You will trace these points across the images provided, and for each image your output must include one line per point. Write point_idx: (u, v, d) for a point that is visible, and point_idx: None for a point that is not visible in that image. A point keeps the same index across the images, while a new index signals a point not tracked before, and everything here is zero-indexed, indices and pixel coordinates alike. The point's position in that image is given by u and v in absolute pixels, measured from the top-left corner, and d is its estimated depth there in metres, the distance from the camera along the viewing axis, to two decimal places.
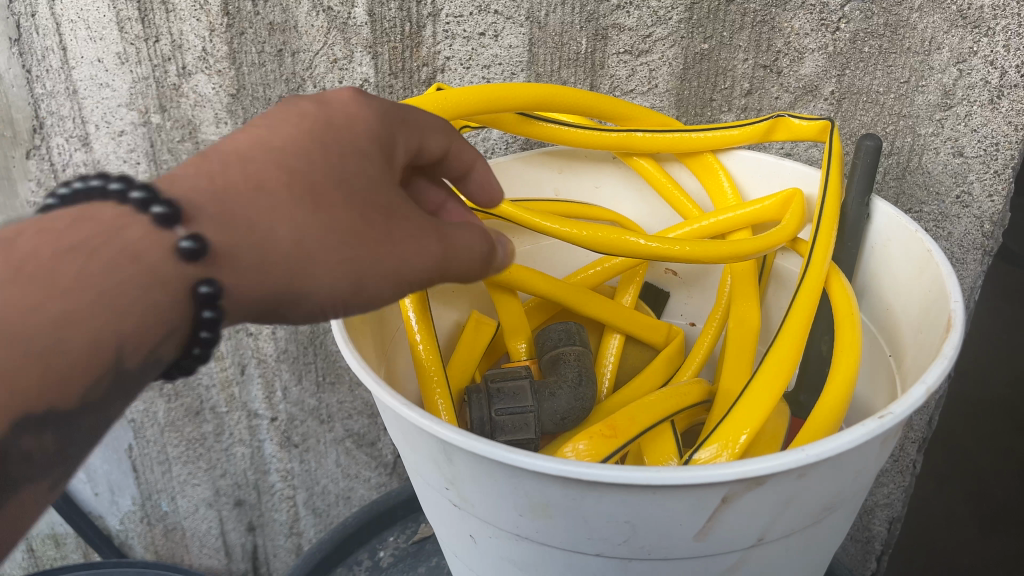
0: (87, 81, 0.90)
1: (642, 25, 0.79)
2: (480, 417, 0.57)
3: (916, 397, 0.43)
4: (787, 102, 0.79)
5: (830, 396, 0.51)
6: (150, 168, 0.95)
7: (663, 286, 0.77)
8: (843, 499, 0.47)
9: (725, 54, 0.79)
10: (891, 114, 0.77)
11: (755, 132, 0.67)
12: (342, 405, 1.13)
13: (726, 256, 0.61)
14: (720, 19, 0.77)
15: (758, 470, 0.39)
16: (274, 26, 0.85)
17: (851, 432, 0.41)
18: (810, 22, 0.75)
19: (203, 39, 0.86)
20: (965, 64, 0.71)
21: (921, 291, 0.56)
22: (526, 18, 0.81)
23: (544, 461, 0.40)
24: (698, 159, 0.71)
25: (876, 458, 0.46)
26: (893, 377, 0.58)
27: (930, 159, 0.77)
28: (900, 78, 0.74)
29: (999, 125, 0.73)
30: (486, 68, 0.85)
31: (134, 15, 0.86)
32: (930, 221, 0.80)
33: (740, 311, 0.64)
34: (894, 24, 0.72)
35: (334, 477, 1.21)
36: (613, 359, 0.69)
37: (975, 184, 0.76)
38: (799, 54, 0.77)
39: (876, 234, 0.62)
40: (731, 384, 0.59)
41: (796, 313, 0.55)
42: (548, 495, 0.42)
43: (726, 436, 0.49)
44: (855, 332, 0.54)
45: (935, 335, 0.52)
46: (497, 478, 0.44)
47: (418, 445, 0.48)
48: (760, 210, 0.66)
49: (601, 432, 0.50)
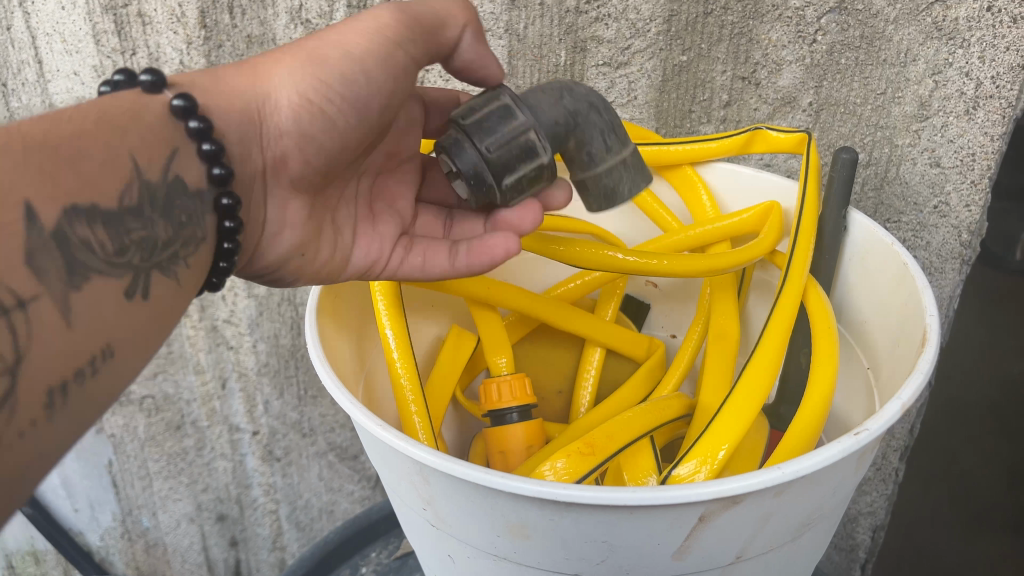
0: (63, 95, 0.91)
1: (620, 37, 0.79)
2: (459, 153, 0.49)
3: (891, 413, 0.43)
4: (765, 113, 0.80)
5: (808, 412, 0.51)
6: None
7: (645, 299, 0.77)
8: (821, 515, 0.47)
9: (704, 66, 0.79)
10: (869, 125, 0.77)
11: (733, 144, 0.67)
12: (324, 419, 1.11)
13: (704, 270, 0.61)
14: (698, 31, 0.77)
15: (734, 489, 0.39)
16: (252, 39, 0.85)
17: (826, 450, 0.41)
18: (787, 34, 0.75)
19: (180, 52, 0.86)
20: (940, 75, 0.71)
21: (898, 305, 0.56)
22: (505, 31, 0.81)
23: (519, 482, 0.39)
24: (677, 172, 0.71)
25: (853, 474, 0.46)
26: (871, 390, 0.59)
27: (907, 169, 0.78)
28: (876, 89, 0.75)
29: (975, 135, 0.73)
30: (466, 80, 0.85)
31: (110, 29, 0.86)
32: (908, 230, 0.81)
33: (720, 324, 0.64)
34: (870, 36, 0.72)
35: (318, 491, 1.20)
36: (594, 372, 0.69)
37: (952, 195, 0.76)
38: (777, 65, 0.77)
39: (853, 247, 0.62)
40: (711, 398, 0.59)
41: (774, 328, 0.54)
42: (526, 516, 0.42)
43: (704, 451, 0.49)
44: (831, 347, 0.54)
45: (912, 350, 0.52)
46: (474, 499, 0.43)
47: (394, 465, 0.48)
48: (738, 223, 0.66)
49: (579, 450, 0.50)
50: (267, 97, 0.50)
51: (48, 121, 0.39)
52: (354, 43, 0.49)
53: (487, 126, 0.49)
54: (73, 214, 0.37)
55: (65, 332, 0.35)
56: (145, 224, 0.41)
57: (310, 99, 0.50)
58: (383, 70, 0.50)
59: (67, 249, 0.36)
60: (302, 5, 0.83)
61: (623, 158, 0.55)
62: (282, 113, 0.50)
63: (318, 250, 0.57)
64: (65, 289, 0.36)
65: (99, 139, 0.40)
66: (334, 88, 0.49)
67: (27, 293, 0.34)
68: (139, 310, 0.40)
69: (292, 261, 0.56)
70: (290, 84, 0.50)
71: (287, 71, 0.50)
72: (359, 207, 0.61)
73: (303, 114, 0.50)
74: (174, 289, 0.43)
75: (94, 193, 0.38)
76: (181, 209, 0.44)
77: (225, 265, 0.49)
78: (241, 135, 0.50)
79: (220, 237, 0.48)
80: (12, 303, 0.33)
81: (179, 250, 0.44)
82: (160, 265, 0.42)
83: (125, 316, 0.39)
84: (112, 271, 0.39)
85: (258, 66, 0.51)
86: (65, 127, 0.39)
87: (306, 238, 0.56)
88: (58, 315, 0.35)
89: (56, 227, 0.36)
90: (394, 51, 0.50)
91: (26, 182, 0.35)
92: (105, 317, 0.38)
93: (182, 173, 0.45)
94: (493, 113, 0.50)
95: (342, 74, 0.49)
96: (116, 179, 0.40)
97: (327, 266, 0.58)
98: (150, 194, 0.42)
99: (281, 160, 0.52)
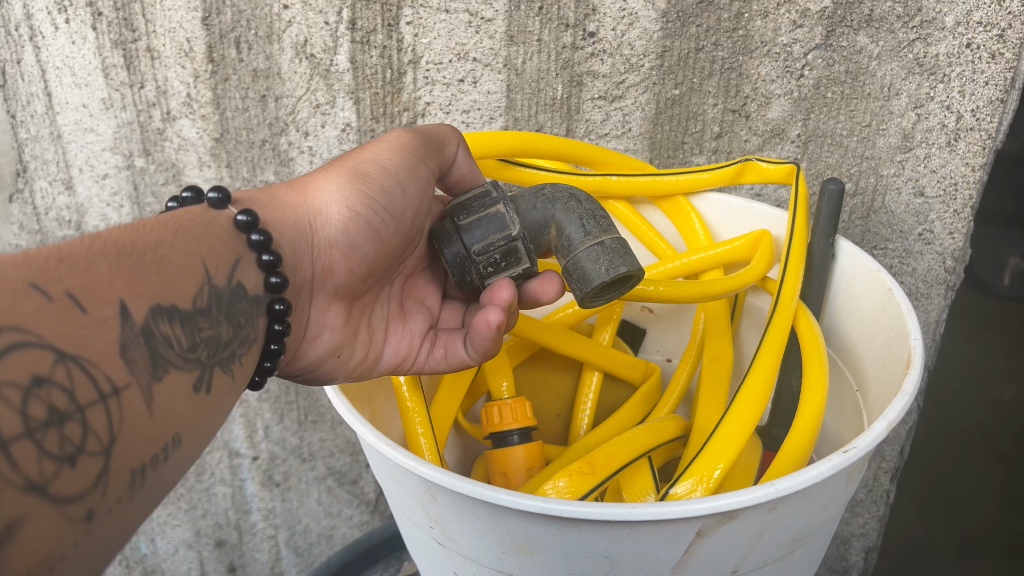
0: (71, 126, 0.93)
1: (615, 71, 0.82)
2: (448, 253, 0.56)
3: (878, 432, 0.45)
4: (755, 144, 0.82)
5: (799, 432, 0.53)
6: (133, 211, 0.99)
7: (641, 324, 0.79)
8: (813, 530, 0.49)
9: (696, 100, 0.81)
10: (855, 156, 0.80)
11: (725, 175, 0.69)
12: (324, 444, 1.12)
13: (699, 296, 0.63)
14: (691, 66, 0.79)
15: (730, 504, 0.41)
16: (258, 73, 0.87)
17: (816, 467, 0.43)
18: (775, 69, 0.78)
19: (188, 86, 0.89)
20: (922, 109, 0.75)
21: (884, 329, 0.59)
22: (504, 66, 0.84)
23: (525, 499, 0.41)
24: (671, 202, 0.73)
25: (844, 491, 0.48)
26: (859, 411, 0.61)
27: (892, 199, 0.80)
28: (862, 121, 0.78)
29: (957, 166, 0.77)
30: (466, 112, 0.87)
31: (120, 63, 0.88)
32: (895, 257, 0.83)
33: (714, 348, 0.66)
34: (855, 71, 0.75)
35: (316, 516, 1.20)
36: (592, 395, 0.70)
37: (936, 223, 0.80)
38: (766, 99, 0.79)
39: (841, 273, 0.64)
40: (706, 419, 0.61)
41: (766, 352, 0.57)
42: (531, 532, 0.44)
43: (701, 470, 0.51)
44: (822, 369, 0.57)
45: (898, 371, 0.54)
46: (480, 516, 0.45)
47: (402, 484, 0.50)
48: (731, 250, 0.69)
49: (581, 469, 0.52)
50: (316, 209, 0.52)
51: (135, 230, 0.41)
52: (389, 162, 0.55)
53: (474, 234, 0.55)
54: (157, 311, 0.39)
55: (148, 420, 0.37)
56: (213, 324, 0.43)
57: (357, 214, 0.53)
58: (413, 184, 0.55)
59: (152, 344, 0.38)
60: (307, 41, 0.85)
61: (601, 240, 0.54)
62: (331, 226, 0.52)
63: (353, 353, 0.57)
64: (149, 379, 0.37)
65: (179, 248, 0.43)
66: (379, 202, 0.53)
67: (119, 382, 0.36)
68: (205, 404, 0.41)
69: (328, 364, 0.56)
70: (339, 198, 0.53)
71: (334, 186, 0.53)
72: (390, 306, 0.62)
73: (351, 226, 0.53)
74: (231, 385, 0.43)
75: (174, 293, 0.40)
76: (241, 312, 0.46)
77: (269, 364, 0.49)
78: (294, 248, 0.51)
79: (269, 338, 0.48)
80: (107, 391, 0.35)
81: (237, 349, 0.45)
82: (222, 362, 0.43)
83: (199, 409, 0.40)
84: (187, 365, 0.40)
85: (304, 183, 0.54)
86: (150, 236, 0.42)
87: (343, 340, 0.56)
88: (142, 405, 0.37)
89: (143, 323, 0.38)
90: (419, 167, 0.56)
91: (119, 281, 0.38)
92: (181, 404, 0.39)
93: (243, 281, 0.46)
94: (481, 221, 0.55)
95: (383, 190, 0.53)
96: (191, 282, 0.42)
97: (356, 368, 0.58)
98: (217, 297, 0.44)
99: (328, 270, 0.53)
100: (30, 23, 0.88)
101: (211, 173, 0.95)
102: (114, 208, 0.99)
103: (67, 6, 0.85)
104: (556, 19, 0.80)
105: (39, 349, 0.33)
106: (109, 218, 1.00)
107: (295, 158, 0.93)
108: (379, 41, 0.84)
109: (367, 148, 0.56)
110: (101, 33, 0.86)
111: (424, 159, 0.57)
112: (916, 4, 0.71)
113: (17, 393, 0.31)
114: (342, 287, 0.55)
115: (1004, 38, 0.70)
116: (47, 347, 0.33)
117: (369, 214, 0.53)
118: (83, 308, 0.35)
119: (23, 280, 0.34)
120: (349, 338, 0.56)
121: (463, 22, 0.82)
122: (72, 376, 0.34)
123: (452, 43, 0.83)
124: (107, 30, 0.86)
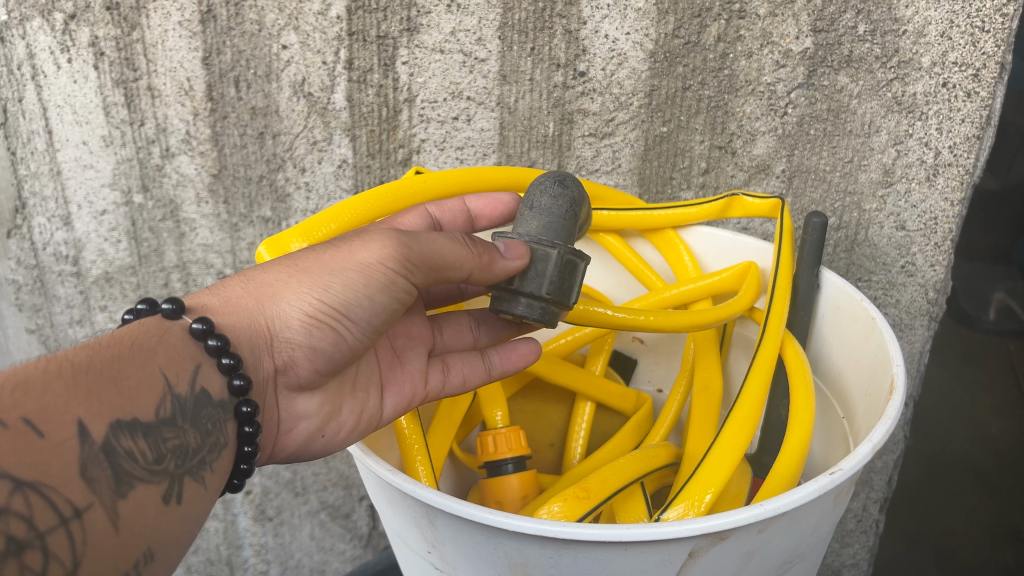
0: (71, 163, 0.95)
1: (605, 110, 0.84)
2: (538, 311, 0.52)
3: (863, 454, 0.46)
4: (742, 179, 0.84)
5: (787, 458, 0.54)
6: (130, 246, 1.00)
7: (632, 355, 0.81)
8: (803, 552, 0.50)
9: (683, 136, 0.84)
10: (838, 191, 0.82)
11: (712, 210, 0.72)
12: (316, 477, 1.12)
13: (688, 326, 0.65)
14: (678, 104, 0.82)
15: (721, 525, 0.42)
16: (256, 111, 0.90)
17: (804, 488, 0.44)
18: (760, 107, 0.80)
19: (187, 123, 0.91)
20: (902, 145, 0.78)
21: (869, 357, 0.60)
22: (497, 104, 0.86)
23: (521, 521, 0.42)
24: (660, 235, 0.75)
25: (831, 513, 0.49)
26: (846, 437, 0.62)
27: (875, 233, 0.82)
28: (844, 157, 0.80)
29: (936, 201, 0.79)
30: (460, 149, 0.90)
31: (120, 101, 0.90)
32: (879, 289, 0.85)
33: (704, 377, 0.68)
34: (836, 109, 0.78)
35: (308, 551, 1.19)
36: (585, 425, 0.71)
37: (918, 256, 0.82)
38: (752, 135, 0.82)
39: (826, 303, 0.66)
40: (696, 446, 0.62)
41: (754, 380, 0.58)
42: (527, 555, 0.45)
43: (692, 495, 0.52)
44: (808, 396, 0.58)
45: (882, 397, 0.56)
46: (477, 540, 0.46)
47: (400, 509, 0.50)
48: (718, 282, 0.71)
49: (576, 494, 0.53)
50: (273, 314, 0.50)
51: (93, 347, 0.43)
52: (356, 266, 0.50)
53: (562, 287, 0.52)
54: (118, 428, 0.40)
55: (113, 537, 0.39)
56: (179, 432, 0.44)
57: (317, 318, 0.50)
58: (389, 287, 0.51)
59: (113, 459, 0.40)
60: (304, 79, 0.87)
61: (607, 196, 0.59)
62: (290, 330, 0.50)
63: (343, 426, 0.57)
64: (111, 497, 0.39)
65: (137, 360, 0.44)
66: (340, 310, 0.50)
67: (80, 503, 0.38)
68: (174, 513, 0.43)
69: (317, 443, 0.57)
70: (297, 305, 0.50)
71: (291, 291, 0.50)
72: (380, 359, 0.61)
73: (312, 330, 0.50)
74: (201, 493, 0.45)
75: (134, 407, 0.42)
76: (208, 417, 0.47)
77: (246, 465, 0.50)
78: (254, 350, 0.50)
79: (241, 441, 0.49)
80: (68, 514, 0.37)
81: (206, 457, 0.46)
82: (191, 470, 0.45)
83: (168, 518, 0.42)
84: (153, 477, 0.42)
85: (266, 285, 0.51)
86: (106, 351, 0.43)
87: (325, 419, 0.56)
88: (105, 522, 0.39)
89: (103, 440, 0.40)
90: (397, 272, 0.51)
91: (76, 402, 0.39)
92: (148, 515, 0.41)
93: (206, 386, 0.47)
94: (556, 271, 0.51)
95: (346, 295, 0.49)
96: (152, 394, 0.43)
97: (353, 434, 0.58)
98: (181, 406, 0.45)
99: (292, 365, 0.52)
100: (32, 61, 0.89)
101: (208, 209, 0.96)
102: (111, 243, 1.00)
103: (69, 46, 0.87)
104: (547, 59, 0.82)
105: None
106: (106, 253, 1.01)
107: (292, 194, 0.95)
108: (375, 80, 0.86)
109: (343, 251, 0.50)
110: (103, 73, 0.88)
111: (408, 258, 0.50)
112: (893, 45, 0.74)
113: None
114: (314, 378, 0.54)
115: (979, 77, 0.73)
116: (5, 476, 0.35)
117: (330, 318, 0.50)
118: (39, 432, 0.37)
119: None
120: (331, 414, 0.57)
121: (458, 62, 0.84)
122: (30, 503, 0.35)
123: (446, 82, 0.86)
124: (109, 69, 0.88)
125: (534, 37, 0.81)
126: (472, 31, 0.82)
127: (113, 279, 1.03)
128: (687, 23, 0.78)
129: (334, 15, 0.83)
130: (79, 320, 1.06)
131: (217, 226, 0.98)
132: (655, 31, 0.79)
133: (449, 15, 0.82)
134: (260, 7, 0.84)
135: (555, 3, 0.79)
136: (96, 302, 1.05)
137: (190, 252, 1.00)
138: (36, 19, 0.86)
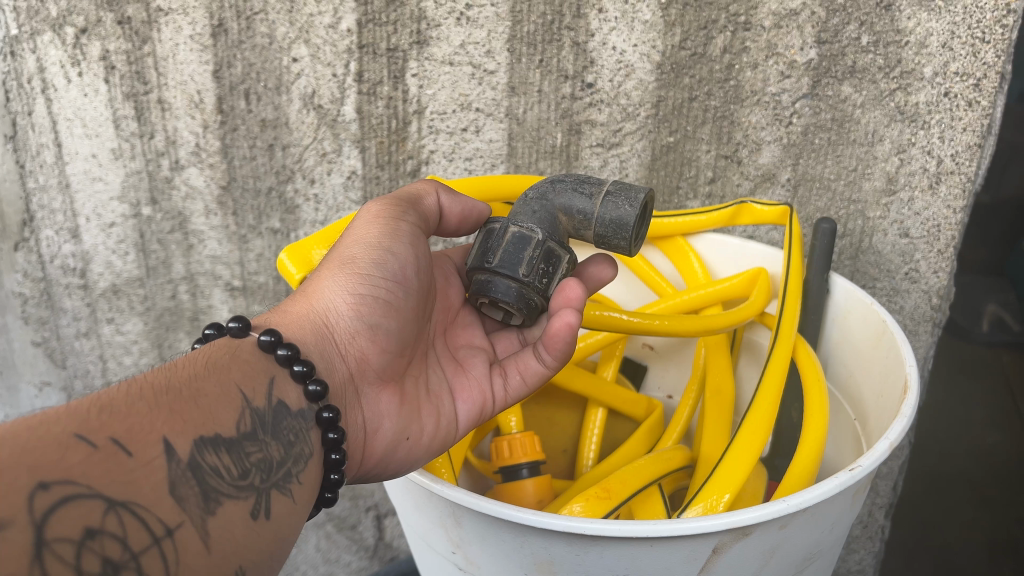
0: (80, 176, 0.95)
1: (612, 120, 0.85)
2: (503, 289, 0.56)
3: (881, 451, 0.47)
4: (747, 188, 0.85)
5: (802, 458, 0.55)
6: (138, 258, 1.01)
7: (642, 361, 0.82)
8: (823, 549, 0.51)
9: (690, 146, 0.85)
10: (843, 200, 0.83)
11: (721, 217, 0.72)
12: None
13: (701, 330, 0.66)
14: (684, 115, 0.83)
15: (746, 520, 0.43)
16: (266, 123, 0.90)
17: (823, 484, 0.45)
18: (765, 117, 0.82)
19: (197, 135, 0.92)
20: (905, 154, 0.79)
21: (882, 357, 0.61)
22: (505, 115, 0.87)
23: (549, 518, 0.43)
24: (671, 242, 0.76)
25: (849, 511, 0.50)
26: (859, 439, 0.63)
27: (879, 240, 0.84)
28: (848, 166, 0.81)
29: (939, 209, 0.80)
30: (468, 160, 0.91)
31: (130, 114, 0.91)
32: (883, 296, 0.87)
33: (716, 381, 0.69)
34: (840, 118, 0.80)
35: (314, 563, 1.18)
36: (598, 430, 0.72)
37: (922, 262, 0.83)
38: (757, 145, 0.83)
39: (836, 306, 0.67)
40: (711, 449, 0.63)
41: (768, 387, 0.59)
42: (554, 552, 0.45)
43: (709, 496, 0.53)
44: (822, 399, 0.59)
45: (896, 396, 0.57)
46: (505, 537, 0.47)
47: (425, 509, 0.51)
48: (729, 287, 0.72)
49: (597, 494, 0.54)
50: (323, 308, 0.53)
51: (168, 370, 0.43)
52: (371, 235, 0.56)
53: (513, 262, 0.57)
54: (201, 444, 0.40)
55: (205, 557, 0.37)
56: (261, 446, 0.44)
57: (360, 294, 0.53)
58: (402, 243, 0.56)
59: (201, 477, 0.39)
60: (315, 92, 0.88)
61: (607, 193, 0.60)
62: (344, 318, 0.53)
63: (422, 429, 0.55)
64: (200, 515, 0.38)
65: (213, 378, 0.44)
66: (374, 276, 0.54)
67: (171, 522, 0.36)
68: (264, 530, 0.42)
69: (403, 450, 0.54)
70: (339, 289, 0.54)
71: (331, 280, 0.54)
72: (444, 369, 0.61)
73: (361, 308, 0.53)
74: (290, 507, 0.44)
75: (214, 424, 0.41)
76: (289, 428, 0.46)
77: (337, 476, 0.49)
78: (321, 351, 0.51)
79: (326, 450, 0.48)
80: (161, 533, 0.36)
81: (292, 468, 0.45)
82: (277, 484, 0.43)
83: (256, 535, 0.41)
84: (239, 493, 0.41)
85: (305, 294, 0.54)
86: (182, 372, 0.43)
87: (406, 421, 0.54)
88: (198, 541, 0.37)
89: (189, 458, 0.39)
90: (400, 225, 0.57)
91: (160, 421, 0.39)
92: (236, 535, 0.40)
93: (283, 398, 0.47)
94: (506, 244, 0.58)
95: (372, 259, 0.55)
96: (231, 410, 0.43)
97: (432, 438, 0.56)
98: (260, 419, 0.45)
99: (360, 360, 0.53)
100: (42, 75, 0.90)
101: (217, 221, 0.97)
102: (119, 255, 1.01)
103: (80, 60, 0.88)
104: (555, 71, 0.84)
105: (90, 500, 0.34)
106: (114, 265, 1.01)
107: (301, 206, 0.95)
108: (385, 93, 0.88)
109: (350, 235, 0.57)
110: (113, 86, 0.89)
111: (403, 217, 0.58)
112: (896, 55, 0.75)
113: (70, 548, 0.32)
114: (383, 368, 0.54)
115: (979, 86, 0.74)
116: (97, 496, 0.34)
117: (373, 291, 0.54)
118: (128, 451, 0.37)
119: (67, 432, 0.35)
120: (411, 417, 0.55)
121: (467, 74, 0.86)
122: (124, 524, 0.34)
123: (455, 94, 0.87)
124: (120, 83, 0.89)
125: (542, 49, 0.83)
126: (481, 43, 0.84)
127: (120, 291, 1.03)
128: (694, 35, 0.79)
129: (344, 28, 0.84)
130: (86, 332, 1.07)
131: (225, 238, 0.99)
132: (662, 42, 0.80)
133: (458, 27, 0.83)
134: (272, 21, 0.85)
135: (564, 16, 0.81)
136: (103, 314, 1.05)
137: (198, 263, 1.01)
138: (47, 34, 0.87)
